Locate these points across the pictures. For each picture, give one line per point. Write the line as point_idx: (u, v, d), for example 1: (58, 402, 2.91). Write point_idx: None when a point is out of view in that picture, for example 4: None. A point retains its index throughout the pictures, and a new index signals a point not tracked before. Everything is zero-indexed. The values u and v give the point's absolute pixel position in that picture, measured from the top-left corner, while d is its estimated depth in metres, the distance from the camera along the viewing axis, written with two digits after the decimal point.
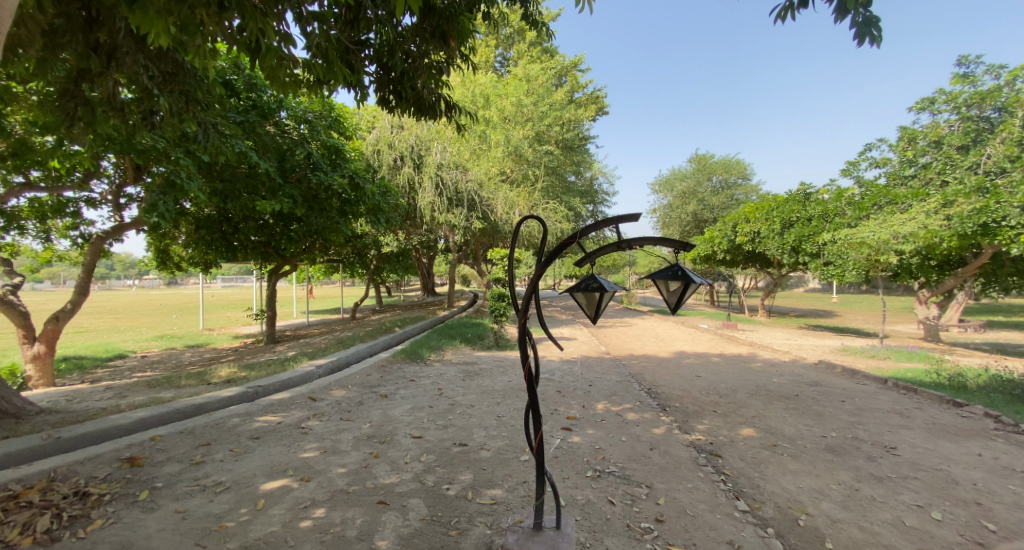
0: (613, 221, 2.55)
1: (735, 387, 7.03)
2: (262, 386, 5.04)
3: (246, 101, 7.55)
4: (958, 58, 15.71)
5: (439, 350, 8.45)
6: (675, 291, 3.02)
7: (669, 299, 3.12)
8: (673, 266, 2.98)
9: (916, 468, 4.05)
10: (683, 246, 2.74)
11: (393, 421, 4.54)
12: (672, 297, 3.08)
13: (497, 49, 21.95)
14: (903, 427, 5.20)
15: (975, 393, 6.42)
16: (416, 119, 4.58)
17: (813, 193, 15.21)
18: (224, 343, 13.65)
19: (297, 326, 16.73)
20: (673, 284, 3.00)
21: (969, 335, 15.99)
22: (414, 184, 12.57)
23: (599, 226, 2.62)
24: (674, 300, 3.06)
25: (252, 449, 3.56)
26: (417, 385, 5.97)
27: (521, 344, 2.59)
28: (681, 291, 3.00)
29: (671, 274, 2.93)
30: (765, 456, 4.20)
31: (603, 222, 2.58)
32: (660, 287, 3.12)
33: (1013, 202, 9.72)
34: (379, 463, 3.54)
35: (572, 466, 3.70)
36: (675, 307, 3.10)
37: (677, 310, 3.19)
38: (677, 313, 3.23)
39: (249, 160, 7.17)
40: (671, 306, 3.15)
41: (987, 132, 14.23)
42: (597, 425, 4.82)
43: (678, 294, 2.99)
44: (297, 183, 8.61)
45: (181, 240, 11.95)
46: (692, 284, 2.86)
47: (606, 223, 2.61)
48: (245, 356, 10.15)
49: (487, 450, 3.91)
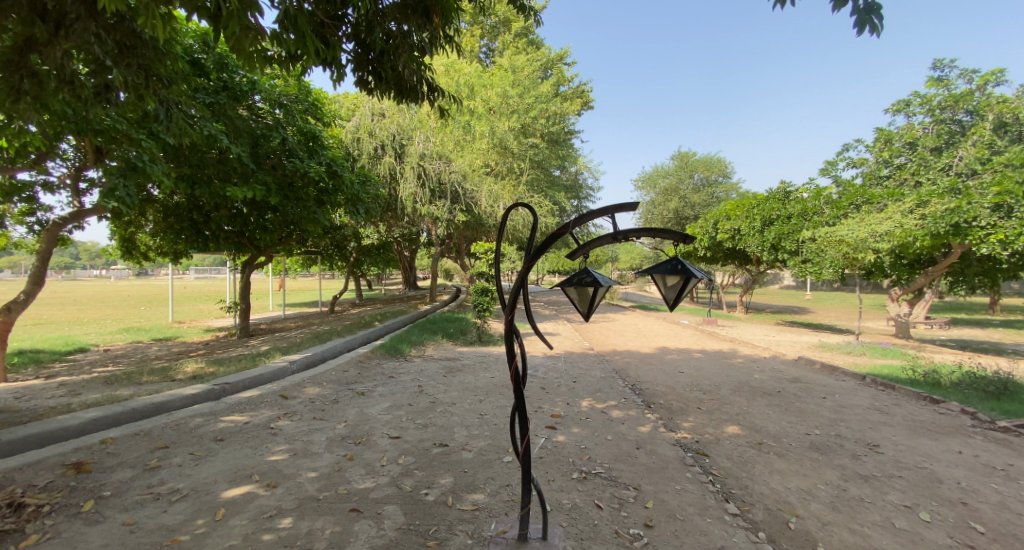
0: (607, 209, 2.44)
1: (718, 383, 7.00)
2: (230, 383, 4.77)
3: (216, 82, 7.13)
4: (933, 62, 16.09)
5: (420, 345, 8.22)
6: (672, 286, 2.91)
7: (667, 295, 3.00)
8: (670, 260, 2.88)
9: (900, 466, 4.04)
10: (684, 237, 2.69)
11: (369, 420, 4.32)
12: (669, 293, 2.97)
13: (481, 40, 21.64)
14: (884, 424, 5.21)
15: (950, 389, 6.54)
16: (397, 102, 4.34)
17: (793, 192, 15.34)
18: (195, 337, 13.14)
19: (273, 319, 16.25)
20: (672, 279, 2.89)
21: (936, 331, 16.50)
22: (396, 175, 12.26)
23: (593, 216, 2.48)
24: (672, 296, 2.93)
25: (214, 452, 3.31)
26: (396, 382, 5.75)
27: (507, 342, 2.41)
28: (679, 287, 2.89)
29: (670, 268, 2.81)
30: (752, 455, 4.13)
31: (598, 212, 2.45)
32: (656, 282, 3.00)
33: (984, 203, 10.10)
34: (353, 466, 3.33)
35: (557, 468, 3.56)
36: (673, 303, 2.99)
37: (674, 306, 3.07)
38: (674, 310, 3.11)
39: (219, 144, 6.82)
40: (669, 302, 3.03)
41: (958, 135, 14.62)
42: (582, 423, 4.69)
43: (676, 289, 2.88)
44: (272, 170, 8.28)
45: (148, 228, 11.40)
46: (693, 278, 2.78)
47: (601, 212, 2.47)
48: (216, 350, 9.73)
49: (469, 450, 3.74)
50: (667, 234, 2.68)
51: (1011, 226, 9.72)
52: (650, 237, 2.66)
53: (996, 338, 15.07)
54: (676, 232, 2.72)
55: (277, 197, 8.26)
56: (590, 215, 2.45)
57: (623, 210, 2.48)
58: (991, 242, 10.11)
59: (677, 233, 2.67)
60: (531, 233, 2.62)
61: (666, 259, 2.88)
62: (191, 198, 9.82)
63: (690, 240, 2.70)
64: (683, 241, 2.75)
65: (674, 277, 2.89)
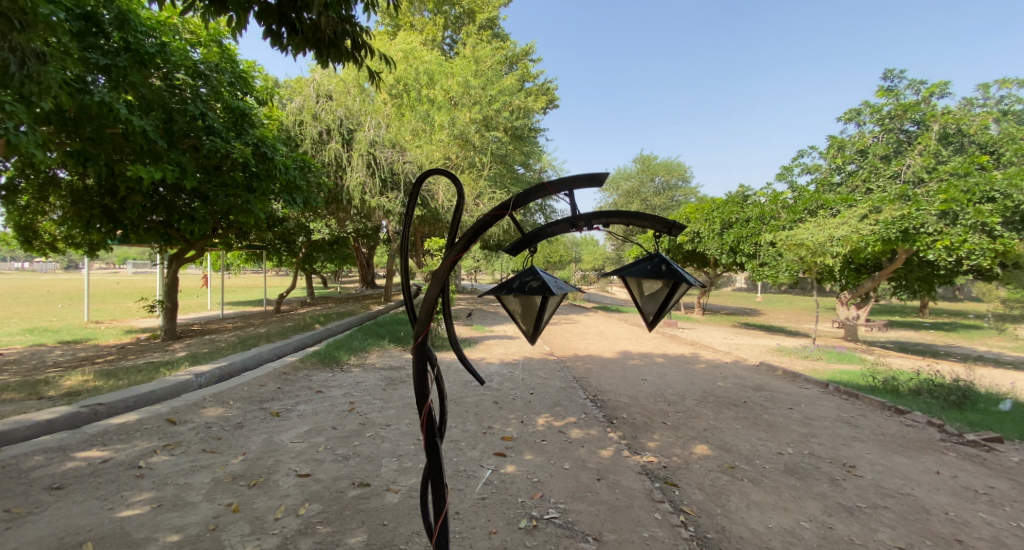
0: (567, 184, 2.01)
1: (683, 393, 6.57)
2: (105, 405, 3.90)
3: (117, 44, 6.04)
4: (883, 73, 16.39)
5: (361, 352, 7.39)
6: (651, 295, 2.42)
7: (644, 308, 2.47)
8: (645, 258, 2.39)
9: (882, 494, 3.58)
10: (668, 226, 2.17)
11: (276, 451, 3.55)
12: (645, 306, 2.47)
13: (445, 30, 20.80)
14: (855, 439, 4.83)
15: (912, 398, 6.33)
16: (316, 59, 3.60)
17: (750, 196, 15.49)
18: (111, 339, 11.66)
19: (207, 319, 14.84)
20: (647, 285, 2.40)
21: (877, 333, 17.07)
22: (343, 163, 11.28)
23: (545, 192, 2.01)
24: (651, 308, 2.42)
25: (42, 508, 2.54)
26: (324, 398, 4.96)
27: (418, 371, 1.95)
28: (661, 296, 2.37)
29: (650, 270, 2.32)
30: (725, 484, 3.63)
31: (552, 186, 2.00)
32: (630, 289, 2.49)
33: (931, 209, 10.30)
34: (233, 523, 2.57)
35: (501, 513, 2.91)
36: (653, 319, 2.45)
37: (653, 324, 2.54)
38: (654, 329, 2.59)
39: (119, 116, 5.79)
40: (647, 317, 2.49)
41: (904, 144, 14.88)
42: (536, 448, 4.07)
43: (658, 299, 2.37)
44: (190, 151, 7.25)
45: (55, 216, 9.90)
46: (680, 283, 2.25)
47: (556, 188, 2.01)
48: (129, 355, 8.51)
49: (395, 492, 3.02)
50: (646, 223, 2.16)
51: (956, 233, 9.98)
52: (620, 223, 2.16)
53: (929, 339, 15.67)
54: (658, 221, 2.19)
55: (196, 180, 7.29)
56: (540, 189, 1.99)
57: (584, 185, 2.04)
58: (937, 248, 10.29)
59: (659, 219, 2.15)
60: (456, 215, 2.19)
61: (642, 259, 2.35)
62: (103, 181, 8.55)
63: (674, 230, 2.18)
64: (666, 232, 2.22)
65: (654, 285, 2.37)
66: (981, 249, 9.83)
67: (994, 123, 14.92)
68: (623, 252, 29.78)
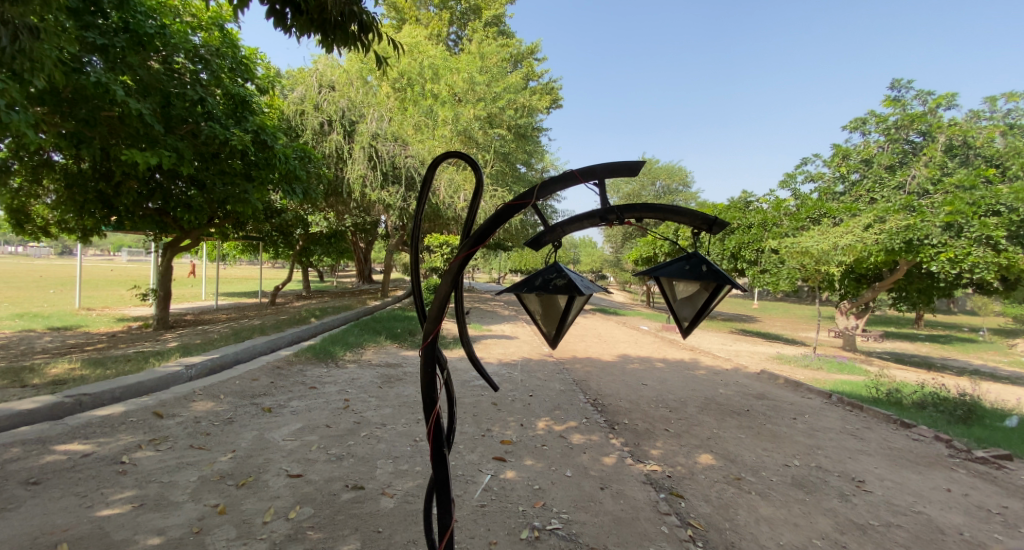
0: (598, 172, 1.87)
1: (684, 399, 6.44)
2: (91, 395, 3.74)
3: (116, 24, 5.88)
4: (890, 83, 16.31)
5: (357, 348, 7.23)
6: (687, 299, 2.29)
7: (680, 312, 2.35)
8: (683, 258, 2.25)
9: (893, 511, 3.46)
10: (706, 223, 2.01)
11: (267, 449, 3.40)
12: (681, 310, 2.33)
13: (450, 26, 20.64)
14: (863, 453, 4.71)
15: (917, 412, 6.21)
16: (322, 38, 3.43)
17: (753, 202, 15.35)
18: (102, 327, 11.44)
19: (200, 309, 14.64)
20: (683, 287, 2.26)
21: (873, 344, 17.00)
22: (344, 154, 11.10)
23: (574, 182, 1.87)
24: (687, 313, 2.30)
25: (17, 504, 2.39)
26: (317, 395, 4.79)
27: (427, 375, 1.82)
28: (699, 300, 2.24)
29: (685, 270, 2.19)
30: (732, 496, 3.50)
31: (581, 175, 1.87)
32: (664, 291, 2.36)
33: (936, 221, 10.19)
34: (219, 526, 2.42)
35: (502, 523, 2.77)
36: (689, 325, 2.33)
37: (688, 331, 2.42)
38: (690, 335, 2.46)
39: (115, 97, 5.58)
40: (682, 323, 2.37)
41: (909, 155, 14.80)
42: (536, 453, 3.93)
43: (695, 303, 2.25)
44: (188, 137, 7.07)
45: (49, 200, 9.67)
46: (722, 284, 2.10)
47: (586, 176, 1.88)
48: (119, 344, 8.30)
49: (390, 497, 2.87)
50: (683, 219, 2.02)
51: (960, 245, 9.87)
52: (654, 217, 2.02)
53: (925, 351, 15.61)
54: (697, 217, 2.04)
55: (192, 167, 7.11)
56: (567, 177, 1.86)
57: (616, 174, 1.92)
58: (940, 260, 10.18)
59: (697, 216, 2.00)
60: (472, 205, 2.03)
61: (678, 256, 2.23)
62: (100, 166, 8.34)
63: (714, 228, 2.03)
64: (705, 230, 2.07)
65: (692, 287, 2.24)
66: (985, 263, 9.69)
67: (999, 137, 14.86)
68: (621, 255, 29.67)
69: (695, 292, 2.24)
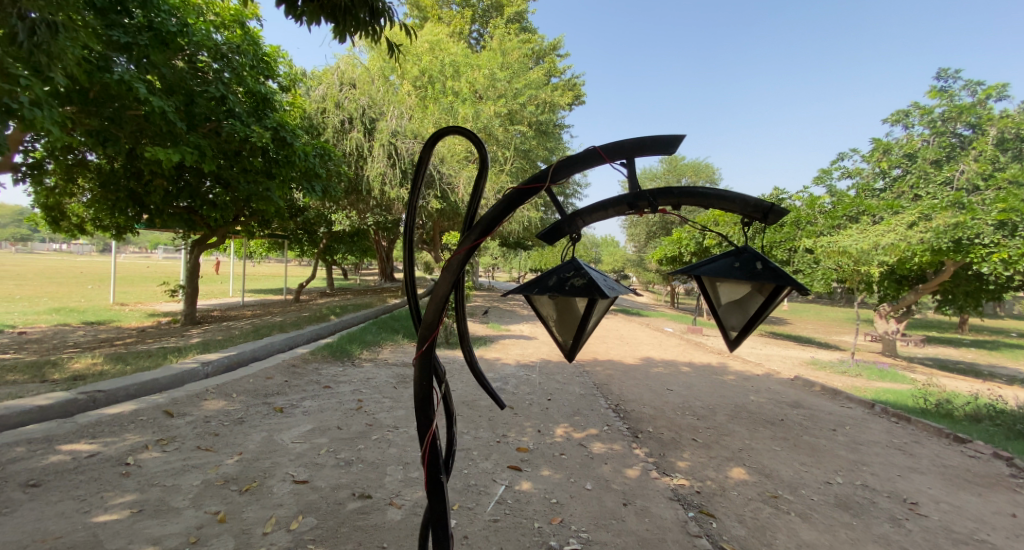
0: (626, 150, 1.65)
1: (712, 406, 6.12)
2: (104, 392, 3.71)
3: (140, 23, 5.83)
4: (936, 72, 15.36)
5: (374, 347, 7.15)
6: (735, 303, 2.04)
7: (729, 318, 2.09)
8: (731, 254, 2.00)
9: (954, 539, 3.10)
10: (759, 212, 1.75)
11: (275, 451, 3.29)
12: (728, 316, 2.09)
13: (471, 24, 20.52)
14: (913, 470, 4.32)
15: (971, 425, 5.72)
16: (331, 24, 3.29)
17: (785, 199, 14.69)
18: (133, 322, 11.74)
19: (227, 306, 14.95)
20: (730, 289, 2.01)
21: (913, 349, 16.12)
22: (364, 152, 11.12)
23: (596, 162, 1.65)
24: (738, 318, 2.04)
25: (14, 508, 2.31)
26: (331, 395, 4.69)
27: (421, 388, 1.63)
28: (752, 303, 1.98)
29: (734, 267, 1.93)
30: (768, 517, 3.21)
31: (605, 153, 1.65)
32: (707, 294, 2.11)
33: (988, 219, 9.42)
34: (217, 537, 2.29)
35: (515, 541, 2.57)
36: (739, 331, 2.07)
37: (737, 340, 2.15)
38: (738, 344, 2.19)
39: (138, 94, 5.58)
40: (732, 330, 2.11)
41: (957, 149, 13.91)
42: (554, 463, 3.71)
43: (747, 307, 1.99)
44: (210, 135, 7.13)
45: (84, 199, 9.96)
46: (780, 284, 1.83)
47: (611, 156, 1.65)
48: (146, 339, 8.47)
49: (397, 508, 2.70)
50: (733, 207, 1.77)
51: (1015, 245, 9.03)
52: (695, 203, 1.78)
53: (971, 357, 14.71)
54: (750, 206, 1.78)
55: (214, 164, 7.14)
56: (590, 156, 1.64)
57: (647, 153, 1.68)
58: (992, 260, 9.45)
59: (749, 203, 1.75)
60: (473, 195, 1.84)
61: (726, 253, 1.98)
62: (130, 165, 8.51)
63: (769, 218, 1.76)
64: (757, 220, 1.80)
65: (741, 288, 1.98)
66: None
67: None
68: (644, 254, 29.10)
69: (746, 294, 1.99)
